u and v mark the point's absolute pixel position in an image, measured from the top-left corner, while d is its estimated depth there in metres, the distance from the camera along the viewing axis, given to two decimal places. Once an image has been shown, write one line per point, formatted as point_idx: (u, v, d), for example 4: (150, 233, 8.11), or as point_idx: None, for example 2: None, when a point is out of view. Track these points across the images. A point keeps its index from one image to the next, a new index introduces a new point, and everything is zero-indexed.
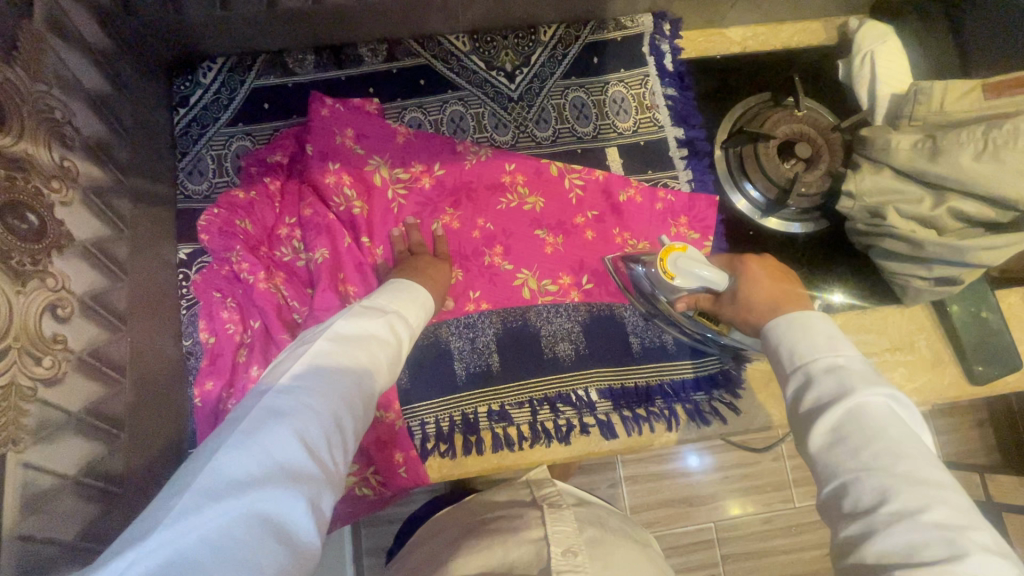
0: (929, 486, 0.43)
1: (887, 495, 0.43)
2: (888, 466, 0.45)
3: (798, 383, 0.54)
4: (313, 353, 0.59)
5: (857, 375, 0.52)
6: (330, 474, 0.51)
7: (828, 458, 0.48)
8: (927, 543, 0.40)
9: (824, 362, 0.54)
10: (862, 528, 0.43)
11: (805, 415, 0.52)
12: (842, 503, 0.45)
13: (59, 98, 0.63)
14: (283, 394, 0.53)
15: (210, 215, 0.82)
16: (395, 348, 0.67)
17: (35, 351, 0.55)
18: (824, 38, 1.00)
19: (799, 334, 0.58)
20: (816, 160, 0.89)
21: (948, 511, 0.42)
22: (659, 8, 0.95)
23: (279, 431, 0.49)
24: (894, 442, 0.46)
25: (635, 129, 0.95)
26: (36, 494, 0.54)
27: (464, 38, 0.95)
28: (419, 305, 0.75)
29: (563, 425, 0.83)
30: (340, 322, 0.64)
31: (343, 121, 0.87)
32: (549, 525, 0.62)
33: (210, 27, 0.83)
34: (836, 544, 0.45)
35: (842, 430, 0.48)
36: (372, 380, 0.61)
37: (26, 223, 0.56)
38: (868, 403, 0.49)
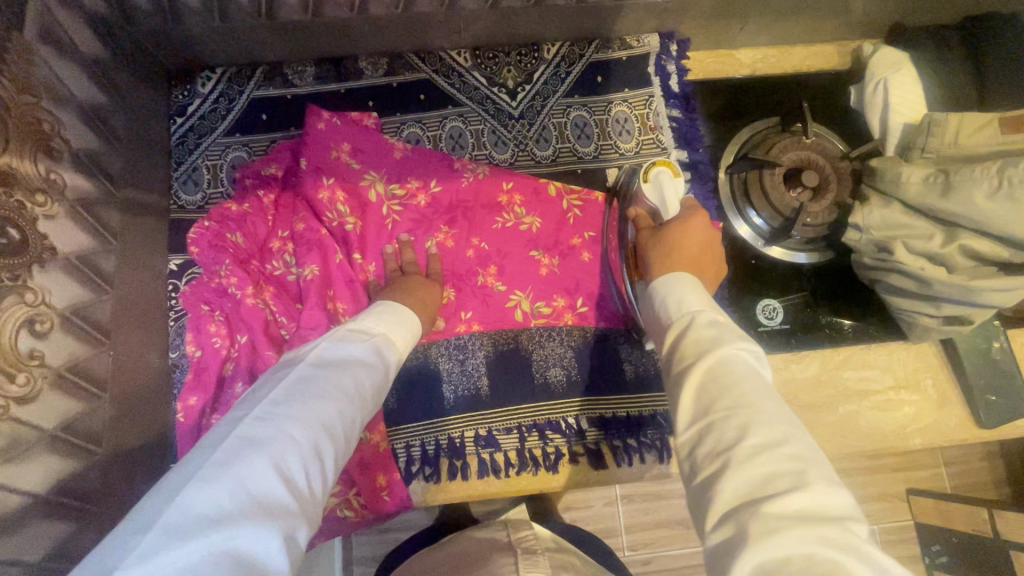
0: (785, 424, 0.43)
1: (746, 431, 0.42)
2: (750, 403, 0.44)
3: (676, 332, 0.53)
4: (294, 378, 0.58)
5: (729, 326, 0.52)
6: (308, 505, 0.50)
7: (696, 404, 0.47)
8: (779, 475, 0.39)
9: (705, 313, 0.53)
10: (721, 465, 0.41)
11: (679, 362, 0.50)
12: (706, 443, 0.44)
13: (47, 110, 0.62)
14: (260, 422, 0.51)
15: (200, 228, 0.81)
16: (383, 372, 0.65)
17: (8, 368, 0.54)
18: (836, 61, 0.98)
19: (682, 291, 0.57)
20: (823, 189, 0.87)
21: (797, 443, 0.41)
22: (666, 28, 0.93)
23: (255, 461, 0.47)
24: (755, 383, 0.46)
25: (637, 150, 0.93)
26: (5, 513, 0.54)
27: (466, 53, 0.93)
28: (409, 327, 0.74)
29: (552, 454, 0.81)
30: (325, 346, 0.63)
31: (340, 135, 0.86)
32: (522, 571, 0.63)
33: (209, 38, 0.83)
34: (695, 485, 0.43)
35: (709, 372, 0.47)
36: (357, 406, 0.59)
37: (5, 238, 0.55)
38: (736, 349, 0.49)
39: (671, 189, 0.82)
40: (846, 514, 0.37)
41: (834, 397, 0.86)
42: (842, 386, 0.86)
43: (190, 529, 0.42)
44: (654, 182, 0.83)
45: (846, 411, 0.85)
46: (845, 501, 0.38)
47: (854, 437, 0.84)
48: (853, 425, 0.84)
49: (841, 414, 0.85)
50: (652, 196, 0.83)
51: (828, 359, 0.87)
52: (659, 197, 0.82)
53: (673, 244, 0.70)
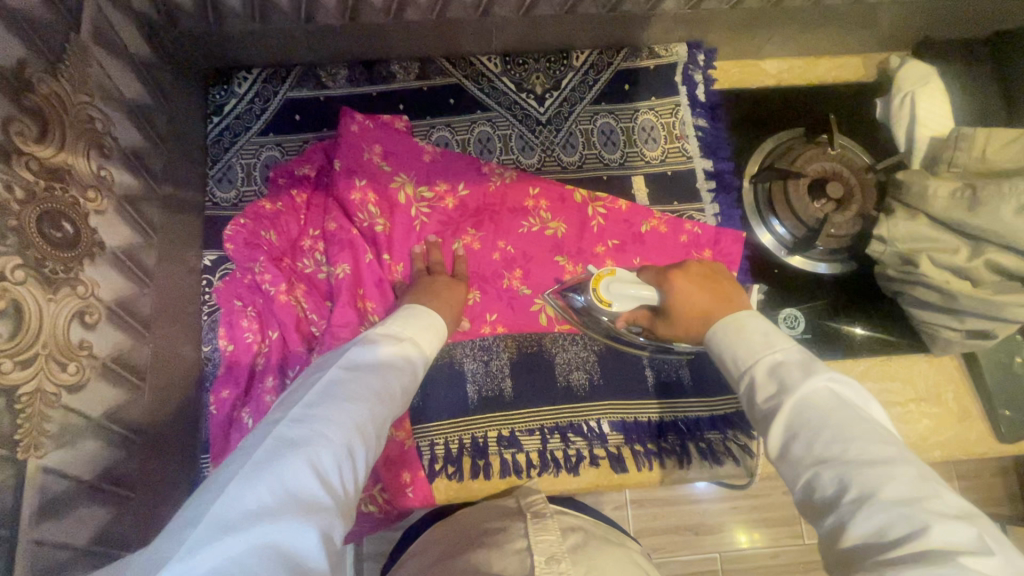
0: (881, 463, 0.45)
1: (846, 480, 0.46)
2: (840, 450, 0.47)
3: (746, 386, 0.58)
4: (327, 381, 0.59)
5: (800, 367, 0.55)
6: (343, 502, 0.51)
7: (792, 459, 0.51)
8: (894, 523, 0.42)
9: (771, 360, 0.57)
10: (835, 520, 0.45)
11: (763, 417, 0.55)
12: (814, 500, 0.47)
13: (99, 109, 0.65)
14: (297, 423, 0.53)
15: (236, 225, 0.83)
16: (410, 375, 0.67)
17: (61, 357, 0.56)
18: (862, 73, 0.99)
19: (737, 338, 0.62)
20: (849, 202, 0.87)
21: (902, 480, 0.44)
22: (694, 37, 0.94)
23: (292, 460, 0.49)
24: (840, 426, 0.49)
25: (662, 158, 0.94)
26: (56, 498, 0.56)
27: (496, 59, 0.95)
28: (435, 331, 0.75)
29: (573, 456, 0.83)
30: (355, 350, 0.64)
31: (372, 138, 0.88)
32: (533, 535, 0.64)
33: (248, 40, 0.85)
34: (823, 543, 0.46)
35: (795, 425, 0.51)
36: (386, 408, 0.61)
37: (61, 232, 0.57)
38: (810, 393, 0.52)
39: (629, 288, 0.72)
40: (972, 549, 0.39)
41: None
42: None
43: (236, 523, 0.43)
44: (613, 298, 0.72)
45: None
46: (966, 535, 0.40)
47: None
48: None
49: None
50: (631, 304, 0.73)
51: (849, 370, 0.88)
52: (630, 301, 0.73)
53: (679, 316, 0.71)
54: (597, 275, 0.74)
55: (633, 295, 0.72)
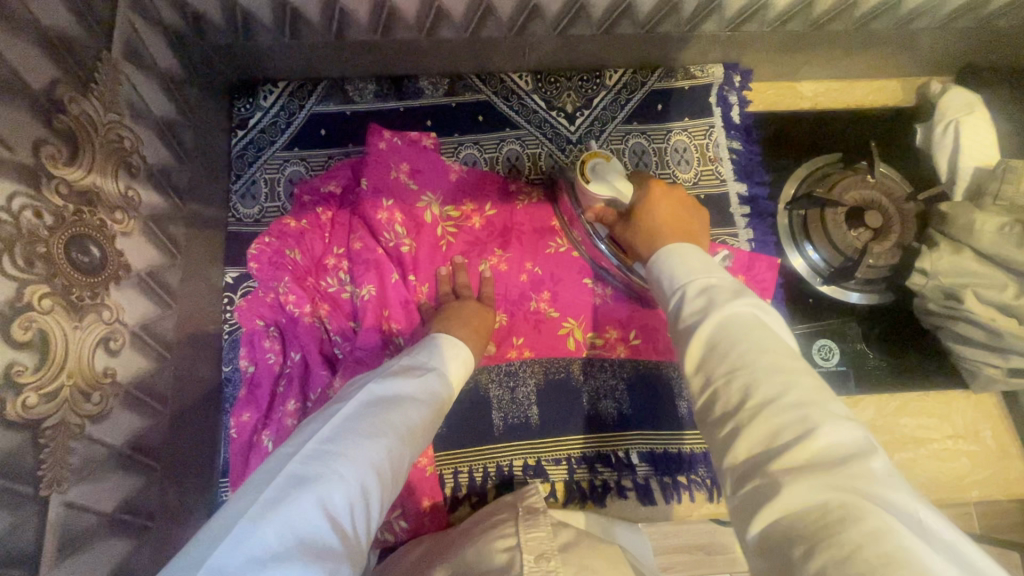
0: (787, 372, 0.43)
1: (753, 386, 0.42)
2: (749, 361, 0.44)
3: (674, 303, 0.53)
4: (345, 413, 0.56)
5: (725, 287, 0.51)
6: (353, 546, 0.47)
7: (702, 370, 0.47)
8: (789, 426, 0.39)
9: (702, 279, 0.53)
10: (733, 424, 0.42)
11: (684, 328, 0.50)
12: (717, 407, 0.44)
13: (129, 127, 0.63)
14: (311, 458, 0.50)
15: (261, 244, 0.81)
16: (433, 409, 0.63)
17: (86, 387, 0.54)
18: (900, 97, 0.96)
19: (674, 259, 0.56)
20: (885, 232, 0.84)
21: (808, 390, 0.41)
22: (732, 58, 0.91)
23: (301, 500, 0.46)
24: (759, 341, 0.45)
25: (695, 180, 0.91)
26: (78, 533, 0.54)
27: (527, 76, 0.93)
28: (461, 362, 0.72)
29: (599, 486, 0.81)
30: (378, 382, 0.61)
31: (400, 155, 0.85)
32: (523, 533, 0.61)
33: (276, 54, 0.83)
34: (713, 447, 0.44)
35: (712, 340, 0.47)
36: (407, 443, 0.57)
37: (89, 256, 0.56)
38: (732, 313, 0.48)
39: (613, 172, 0.72)
40: (856, 448, 0.38)
41: (890, 443, 0.84)
42: (898, 432, 0.85)
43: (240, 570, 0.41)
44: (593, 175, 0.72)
45: (903, 458, 0.84)
46: (852, 438, 0.39)
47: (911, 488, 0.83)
48: (910, 474, 0.83)
49: (897, 462, 0.83)
50: (602, 191, 0.72)
51: (885, 404, 0.86)
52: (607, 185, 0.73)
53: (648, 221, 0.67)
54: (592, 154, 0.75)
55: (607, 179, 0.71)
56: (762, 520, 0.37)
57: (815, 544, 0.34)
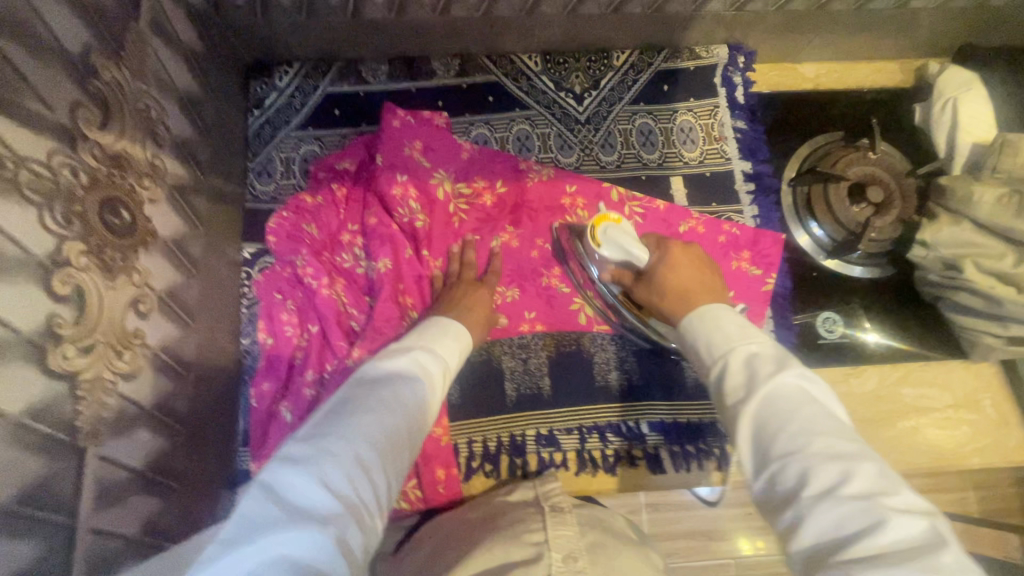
0: (844, 457, 0.44)
1: (811, 471, 0.43)
2: (802, 445, 0.45)
3: (716, 374, 0.56)
4: (338, 397, 0.54)
5: (765, 359, 0.53)
6: (361, 515, 0.43)
7: (757, 451, 0.48)
8: (852, 519, 0.40)
9: (742, 350, 0.55)
10: (794, 513, 0.43)
11: (730, 404, 0.52)
12: (776, 494, 0.45)
13: (155, 98, 0.64)
14: (301, 441, 0.47)
15: (279, 218, 0.83)
16: (426, 384, 0.60)
17: (118, 345, 0.56)
18: (900, 78, 0.99)
19: (712, 328, 0.59)
20: (888, 206, 0.87)
21: (865, 478, 0.43)
22: (736, 39, 0.94)
23: (297, 473, 0.43)
24: (809, 423, 0.47)
25: (701, 159, 0.93)
26: (111, 486, 0.55)
27: (537, 58, 0.95)
28: (453, 340, 0.69)
29: (611, 455, 0.83)
30: (366, 368, 0.59)
31: (413, 133, 0.87)
32: (550, 529, 0.61)
33: (293, 34, 0.85)
34: (778, 535, 0.45)
35: (761, 424, 0.49)
36: (405, 415, 0.53)
37: (120, 219, 0.57)
38: (779, 387, 0.50)
39: (625, 237, 0.73)
40: (924, 540, 0.39)
41: (892, 412, 0.87)
42: (900, 401, 0.87)
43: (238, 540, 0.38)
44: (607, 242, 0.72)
45: (905, 426, 0.86)
46: (919, 530, 0.39)
47: (914, 454, 0.85)
48: (912, 442, 0.85)
49: (899, 430, 0.86)
50: (613, 254, 0.73)
51: (888, 374, 0.88)
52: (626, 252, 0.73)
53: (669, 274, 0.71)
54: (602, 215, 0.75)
55: (618, 244, 0.72)
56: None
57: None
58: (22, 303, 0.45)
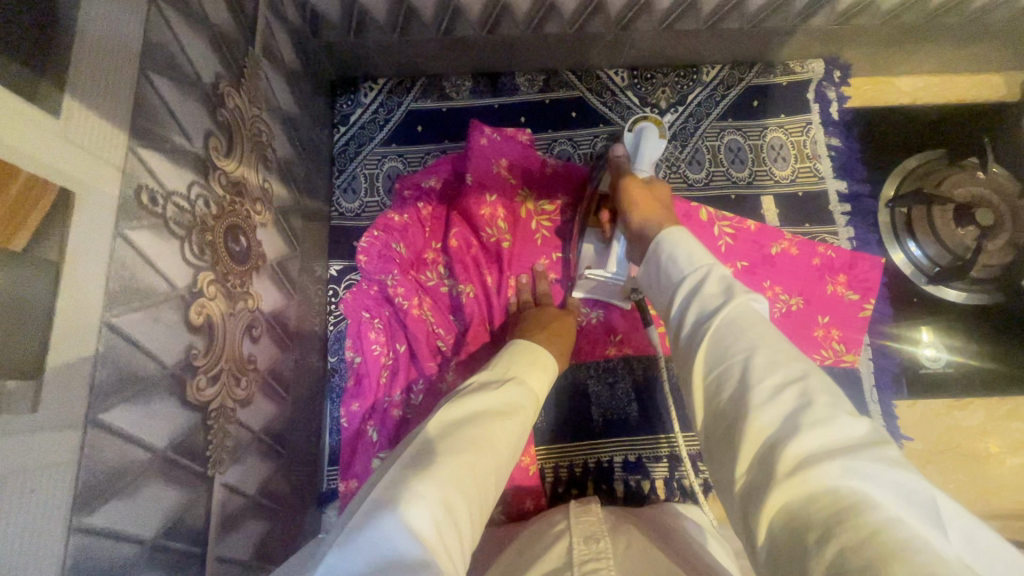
0: (804, 362, 0.40)
1: (762, 375, 0.39)
2: (765, 343, 0.41)
3: (684, 288, 0.49)
4: (427, 435, 0.50)
5: (738, 279, 0.47)
6: (452, 569, 0.39)
7: (717, 357, 0.43)
8: (804, 407, 0.36)
9: (718, 270, 0.49)
10: (738, 414, 0.38)
11: (695, 318, 0.46)
12: (725, 382, 0.41)
13: (265, 122, 0.65)
14: (392, 484, 0.44)
15: (370, 237, 0.81)
16: (515, 419, 0.56)
17: (237, 373, 0.56)
18: (1007, 91, 0.93)
19: (683, 242, 0.53)
20: (999, 229, 0.81)
21: (818, 381, 0.38)
22: (832, 54, 0.90)
23: (387, 521, 0.39)
24: (771, 336, 0.42)
25: (793, 177, 0.90)
26: (232, 512, 0.55)
27: (623, 73, 0.93)
28: (542, 372, 0.65)
29: (701, 485, 0.80)
30: (452, 401, 0.55)
31: (499, 151, 0.86)
32: (573, 517, 0.55)
33: (382, 52, 0.85)
34: (718, 437, 0.40)
35: (714, 337, 0.43)
36: (491, 459, 0.50)
37: (239, 246, 0.57)
38: (745, 306, 0.44)
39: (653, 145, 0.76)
40: (869, 437, 0.34)
41: (1001, 449, 0.82)
42: (1009, 437, 0.82)
43: None
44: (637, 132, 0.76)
45: (1015, 464, 0.81)
46: (865, 427, 0.35)
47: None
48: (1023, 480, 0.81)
49: (1009, 467, 0.81)
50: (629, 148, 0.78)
51: (996, 408, 0.83)
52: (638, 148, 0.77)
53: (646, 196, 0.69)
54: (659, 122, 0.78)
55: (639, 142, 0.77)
56: (774, 517, 0.33)
57: (828, 532, 0.30)
58: (167, 337, 0.45)
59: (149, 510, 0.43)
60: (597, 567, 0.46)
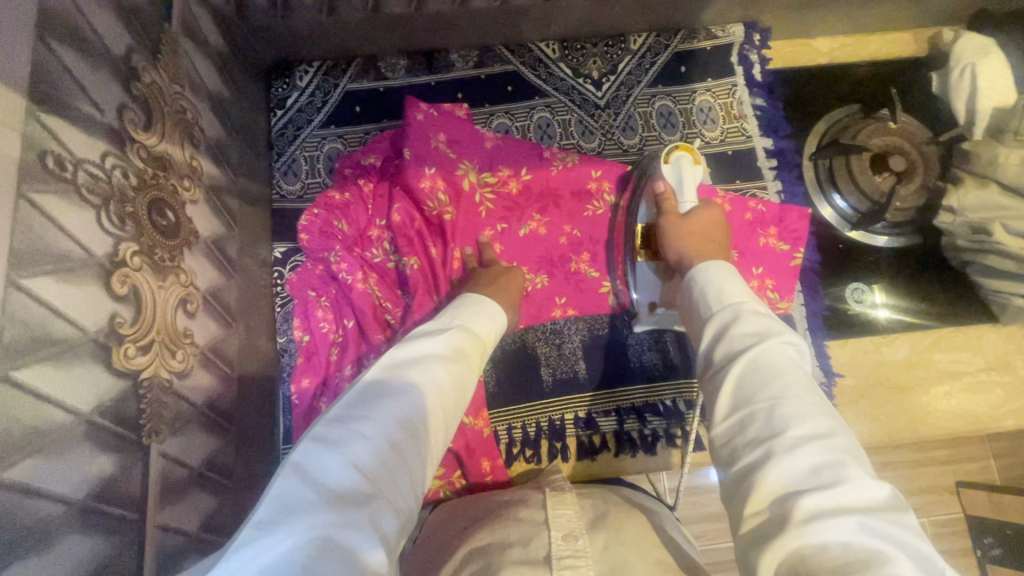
0: (830, 416, 0.43)
1: (791, 424, 0.42)
2: (795, 394, 0.44)
3: (721, 320, 0.53)
4: (372, 376, 0.52)
5: (769, 321, 0.50)
6: (392, 496, 0.44)
7: (741, 391, 0.46)
8: (824, 467, 0.39)
9: (749, 308, 0.52)
10: (759, 459, 0.41)
11: (725, 350, 0.50)
12: (747, 431, 0.44)
13: (189, 100, 0.65)
14: (333, 422, 0.47)
15: (311, 215, 0.84)
16: (461, 363, 0.58)
17: (171, 344, 0.56)
18: (916, 48, 0.98)
19: (726, 279, 0.57)
20: (909, 175, 0.87)
21: (842, 443, 0.41)
22: (751, 18, 0.94)
23: (327, 459, 0.43)
24: (799, 381, 0.45)
25: (722, 137, 0.94)
26: (173, 483, 0.56)
27: (554, 45, 0.95)
28: (490, 324, 0.67)
29: (650, 435, 0.84)
30: (397, 347, 0.57)
31: (436, 126, 0.87)
32: (550, 508, 0.56)
33: (314, 34, 0.86)
34: (729, 476, 0.43)
35: (741, 382, 0.46)
36: (438, 398, 0.53)
37: (166, 220, 0.57)
38: (779, 347, 0.47)
39: (692, 174, 0.77)
40: (885, 502, 0.38)
41: (925, 379, 0.87)
42: (932, 367, 0.88)
43: (275, 521, 0.39)
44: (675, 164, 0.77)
45: (939, 392, 0.87)
46: (882, 493, 0.38)
47: (947, 419, 0.86)
48: (945, 406, 0.86)
49: (933, 395, 0.87)
50: (668, 178, 0.78)
51: (919, 341, 0.88)
52: (679, 180, 0.77)
53: (694, 232, 0.71)
54: (692, 149, 0.79)
55: (679, 171, 0.77)
56: (782, 560, 0.36)
57: None
58: (87, 303, 0.46)
59: (75, 472, 0.44)
60: (574, 565, 0.48)
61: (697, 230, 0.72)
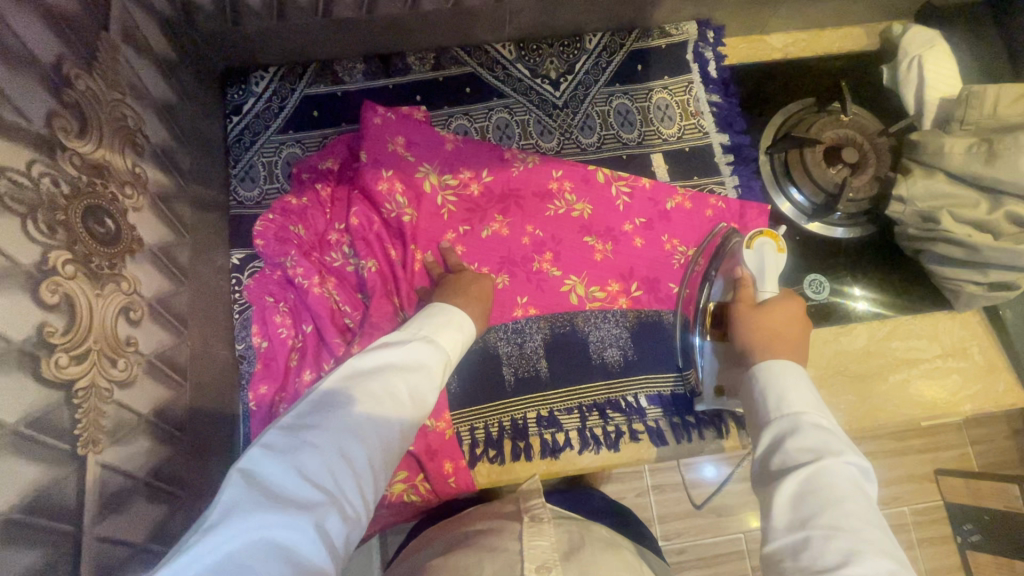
0: (889, 555, 0.42)
1: (847, 559, 0.42)
2: (854, 528, 0.44)
3: (778, 429, 0.53)
4: (329, 383, 0.52)
5: (833, 439, 0.50)
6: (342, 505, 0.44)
7: (794, 512, 0.46)
8: None
9: (809, 421, 0.52)
10: None
11: (779, 461, 0.50)
12: (800, 555, 0.44)
13: (132, 107, 0.65)
14: (286, 430, 0.47)
15: (266, 220, 0.83)
16: (424, 372, 0.57)
17: (111, 352, 0.55)
18: (868, 42, 1.00)
19: (790, 384, 0.56)
20: (862, 166, 0.89)
21: None
22: (704, 15, 0.96)
23: (277, 469, 0.43)
24: (855, 509, 0.45)
25: (679, 134, 0.95)
26: (115, 494, 0.55)
27: (510, 46, 0.96)
28: (458, 334, 0.66)
29: (612, 432, 0.84)
30: (359, 355, 0.55)
31: (395, 129, 0.87)
32: (526, 539, 0.56)
33: (267, 39, 0.86)
34: None
35: (796, 502, 0.47)
36: (395, 408, 0.52)
37: (105, 228, 0.57)
38: (838, 467, 0.48)
39: (773, 261, 0.77)
40: None
41: (883, 367, 0.85)
42: (889, 354, 0.86)
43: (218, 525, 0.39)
44: (757, 250, 0.78)
45: (896, 379, 0.84)
46: None
47: None
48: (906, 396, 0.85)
49: (891, 383, 0.84)
50: (749, 262, 0.78)
51: (876, 330, 0.87)
52: (760, 266, 0.77)
53: (764, 323, 0.67)
54: (775, 235, 0.80)
55: (762, 257, 0.77)
56: None
57: None
58: (12, 313, 0.45)
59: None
60: None
61: (772, 322, 0.67)
